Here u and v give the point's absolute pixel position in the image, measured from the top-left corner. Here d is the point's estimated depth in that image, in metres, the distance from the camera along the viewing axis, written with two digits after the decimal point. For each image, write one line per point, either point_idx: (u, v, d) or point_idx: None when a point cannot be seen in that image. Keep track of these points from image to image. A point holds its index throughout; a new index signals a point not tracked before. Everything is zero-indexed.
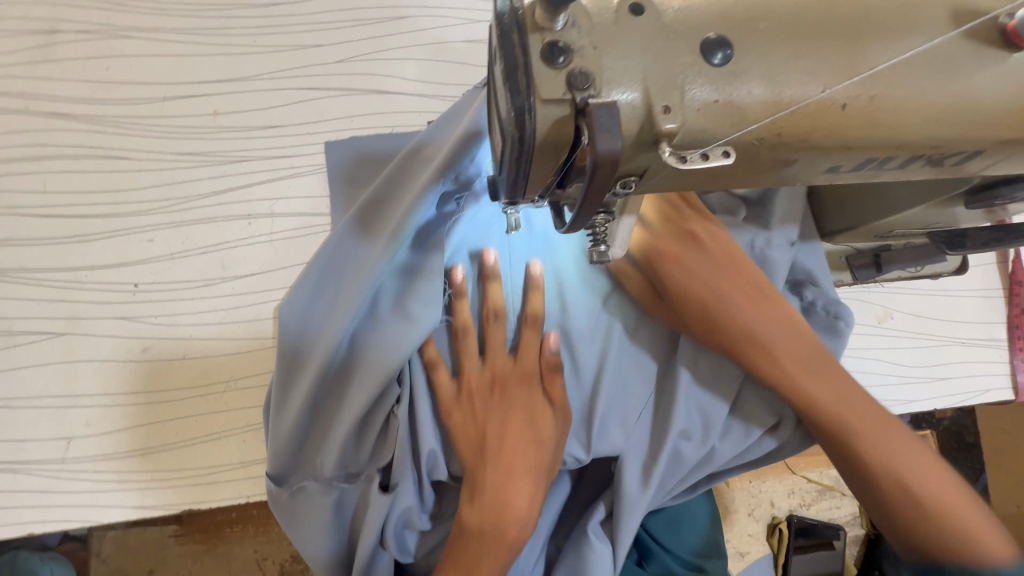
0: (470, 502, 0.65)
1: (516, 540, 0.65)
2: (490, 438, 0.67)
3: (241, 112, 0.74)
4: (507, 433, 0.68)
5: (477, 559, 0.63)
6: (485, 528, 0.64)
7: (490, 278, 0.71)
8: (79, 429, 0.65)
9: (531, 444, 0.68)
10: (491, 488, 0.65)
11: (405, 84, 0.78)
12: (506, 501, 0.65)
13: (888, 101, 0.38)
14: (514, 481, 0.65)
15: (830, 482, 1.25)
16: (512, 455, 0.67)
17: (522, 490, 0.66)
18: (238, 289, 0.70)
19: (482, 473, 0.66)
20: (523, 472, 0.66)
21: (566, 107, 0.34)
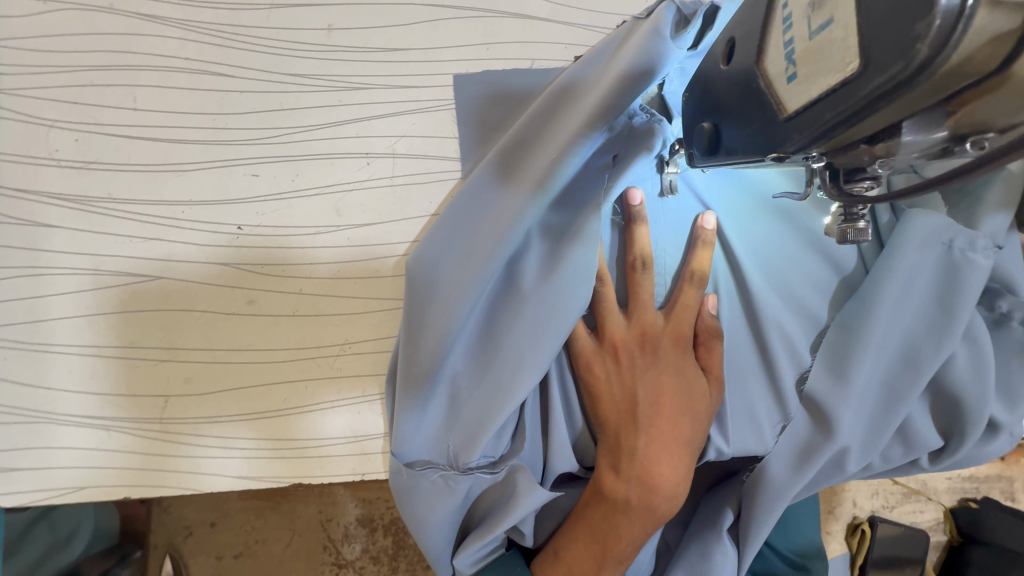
0: (614, 470, 0.56)
1: (663, 515, 0.55)
2: (640, 402, 0.57)
3: (360, 29, 0.62)
4: (662, 396, 0.57)
5: (616, 528, 0.55)
6: (628, 500, 0.55)
7: (636, 222, 0.60)
8: (177, 387, 0.58)
9: (688, 415, 0.56)
10: (641, 457, 0.55)
11: (550, 9, 0.65)
12: (655, 475, 0.54)
13: None
14: (667, 454, 0.55)
15: (916, 486, 1.18)
16: (667, 423, 0.56)
17: (676, 465, 0.55)
18: (353, 241, 0.61)
19: (629, 440, 0.56)
20: (678, 445, 0.55)
21: (1019, 20, 0.24)
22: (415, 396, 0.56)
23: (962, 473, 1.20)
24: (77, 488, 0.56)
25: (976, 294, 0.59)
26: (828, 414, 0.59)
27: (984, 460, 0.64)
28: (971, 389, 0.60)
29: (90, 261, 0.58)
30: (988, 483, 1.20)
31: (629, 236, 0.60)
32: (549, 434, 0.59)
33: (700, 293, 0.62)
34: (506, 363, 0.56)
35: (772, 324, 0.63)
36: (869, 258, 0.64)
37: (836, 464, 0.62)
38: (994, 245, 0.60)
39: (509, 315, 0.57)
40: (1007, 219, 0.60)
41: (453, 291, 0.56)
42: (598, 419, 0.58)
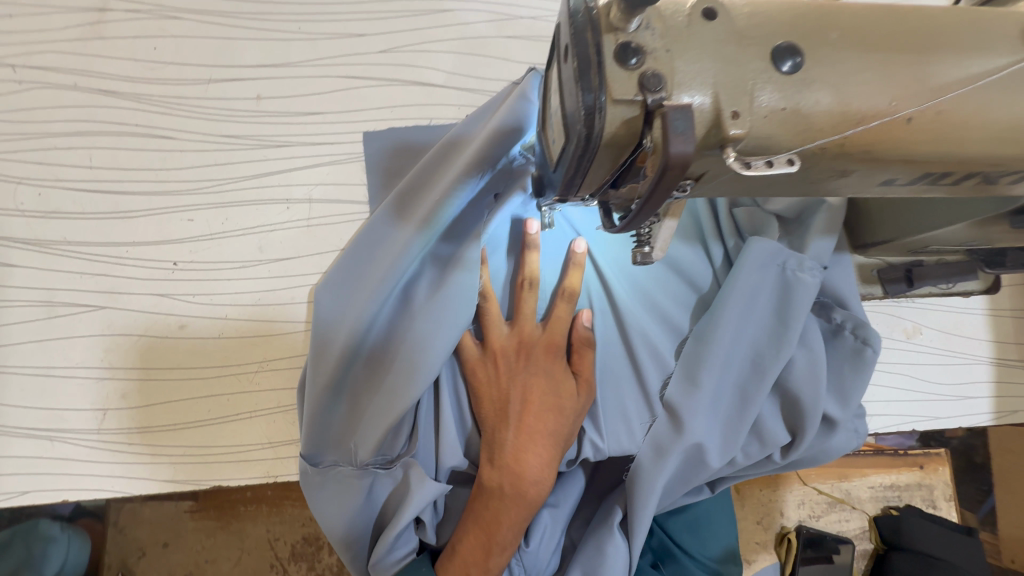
0: (490, 462, 0.65)
1: (534, 500, 0.64)
2: (512, 400, 0.66)
3: (285, 98, 0.75)
4: (530, 396, 0.66)
5: (496, 516, 0.63)
6: (502, 488, 0.63)
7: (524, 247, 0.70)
8: (114, 401, 0.66)
9: (555, 413, 0.65)
10: (512, 449, 0.64)
11: (445, 78, 0.78)
12: (524, 464, 0.63)
13: (951, 117, 0.38)
14: (533, 444, 0.64)
15: (841, 496, 1.25)
16: (536, 420, 0.65)
17: (540, 453, 0.64)
18: (274, 273, 0.71)
19: (502, 433, 0.65)
20: (546, 438, 0.65)
21: (637, 108, 0.34)
22: (318, 404, 0.65)
23: (884, 482, 1.26)
24: (20, 493, 0.64)
25: (807, 309, 0.70)
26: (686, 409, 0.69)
27: (829, 456, 0.72)
28: (807, 389, 0.70)
29: (45, 294, 0.68)
30: (909, 491, 1.26)
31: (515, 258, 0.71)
32: (441, 435, 0.67)
33: (573, 308, 0.71)
34: (398, 371, 0.65)
35: (637, 336, 0.72)
36: (722, 277, 0.74)
37: (698, 457, 0.70)
38: (818, 265, 0.71)
39: (402, 331, 0.67)
40: (830, 243, 0.72)
41: (353, 311, 0.66)
42: (481, 419, 0.67)
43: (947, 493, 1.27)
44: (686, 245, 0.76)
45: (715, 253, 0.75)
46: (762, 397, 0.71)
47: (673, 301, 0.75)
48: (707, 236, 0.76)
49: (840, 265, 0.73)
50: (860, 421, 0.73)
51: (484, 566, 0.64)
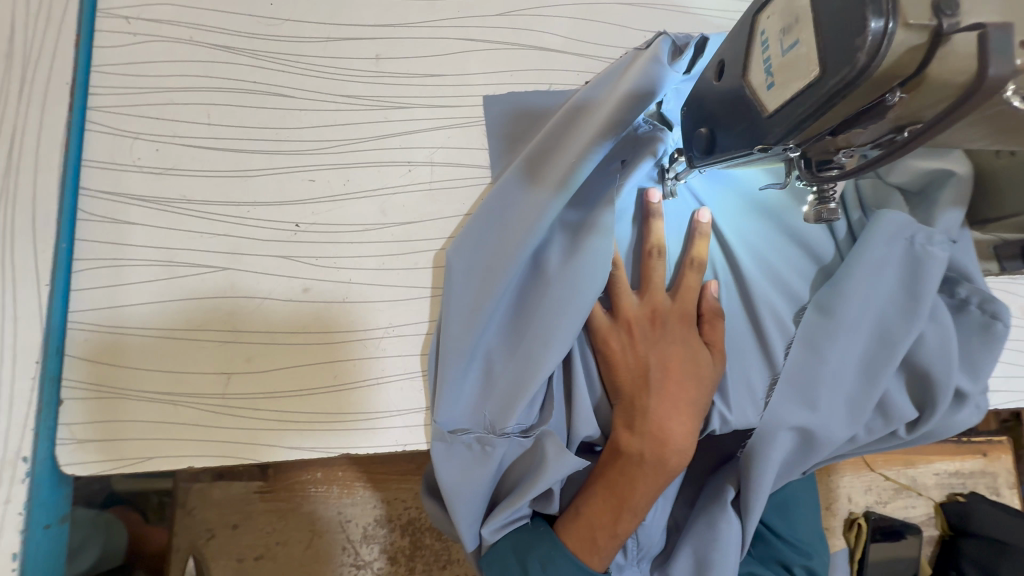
0: (628, 428, 0.63)
1: (673, 470, 0.62)
2: (651, 368, 0.64)
3: (403, 59, 0.73)
4: (669, 365, 0.64)
5: (633, 483, 0.62)
6: (642, 455, 0.62)
7: (653, 216, 0.69)
8: (239, 365, 0.64)
9: (695, 382, 0.64)
10: (654, 418, 0.62)
11: (563, 43, 0.77)
12: (667, 432, 0.61)
13: None
14: (676, 412, 0.62)
15: (906, 482, 1.25)
16: (677, 388, 0.63)
17: (683, 422, 0.62)
18: (397, 237, 0.69)
19: (641, 402, 0.63)
20: (688, 408, 0.62)
21: (926, 34, 0.33)
22: (454, 371, 0.63)
23: (948, 469, 1.27)
24: (144, 459, 0.61)
25: (937, 282, 0.69)
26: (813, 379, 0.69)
27: (954, 431, 0.71)
28: (939, 363, 0.68)
29: (165, 254, 0.65)
30: (973, 478, 1.27)
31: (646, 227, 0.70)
32: (575, 404, 0.66)
33: (701, 278, 0.70)
34: (534, 339, 0.64)
35: (762, 307, 0.71)
36: (844, 248, 0.74)
37: (824, 429, 0.69)
38: (947, 239, 0.70)
39: (536, 298, 0.65)
40: (959, 215, 0.71)
41: (487, 277, 0.65)
42: (615, 388, 0.65)
43: (1010, 480, 1.27)
44: None
45: (838, 225, 0.74)
46: (888, 371, 0.69)
47: (796, 273, 0.74)
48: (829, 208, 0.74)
49: (963, 240, 0.73)
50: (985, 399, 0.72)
51: (613, 531, 0.64)
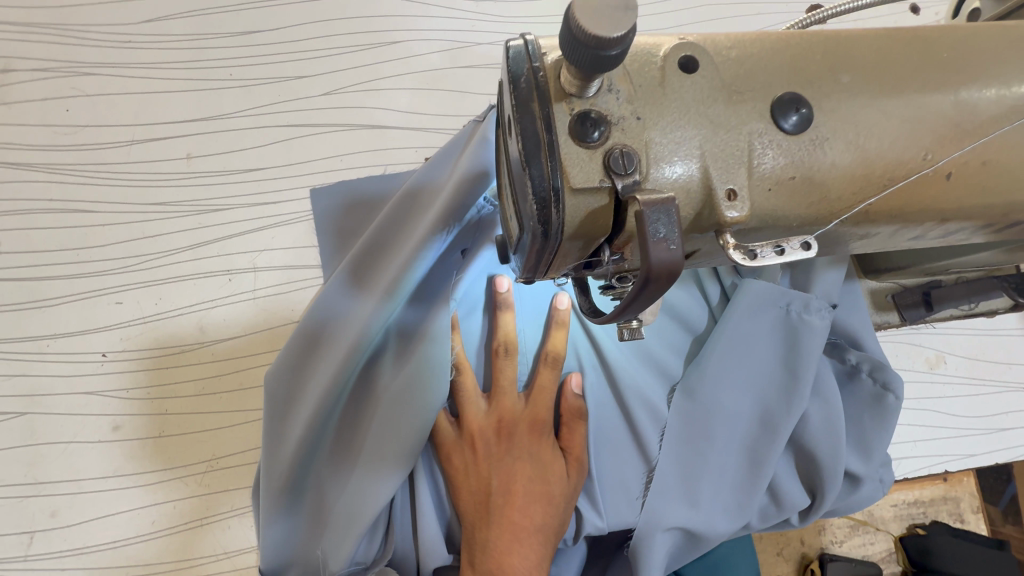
0: (470, 566, 0.55)
1: None
2: (493, 491, 0.57)
3: (218, 154, 0.67)
4: (513, 485, 0.57)
5: None
6: None
7: (501, 308, 0.63)
8: (42, 521, 0.58)
9: (543, 502, 0.57)
10: (495, 551, 0.54)
11: (399, 118, 0.70)
12: (509, 567, 0.53)
13: (1000, 162, 0.31)
14: (519, 544, 0.54)
15: (862, 517, 1.10)
16: (523, 513, 0.55)
17: (527, 554, 0.54)
18: (219, 355, 0.63)
19: (483, 533, 0.55)
20: (535, 534, 0.55)
21: (604, 196, 0.27)
22: (279, 507, 0.57)
23: (907, 498, 1.11)
24: None
25: (818, 354, 0.62)
26: (687, 469, 0.63)
27: (855, 510, 0.65)
28: (824, 443, 0.62)
29: None
30: (934, 506, 1.13)
31: (495, 321, 0.63)
32: (422, 528, 0.59)
33: (559, 375, 0.62)
34: (366, 462, 0.58)
35: (626, 392, 0.65)
36: (717, 314, 0.67)
37: (706, 527, 0.62)
38: (827, 304, 0.63)
39: (367, 416, 0.59)
40: (839, 276, 0.64)
41: (310, 398, 0.58)
42: (461, 514, 0.58)
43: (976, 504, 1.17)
44: (677, 285, 0.68)
45: (711, 291, 0.67)
46: (773, 454, 0.62)
47: (670, 347, 0.67)
48: (700, 273, 0.68)
49: (847, 299, 0.66)
50: (888, 473, 0.65)
51: None
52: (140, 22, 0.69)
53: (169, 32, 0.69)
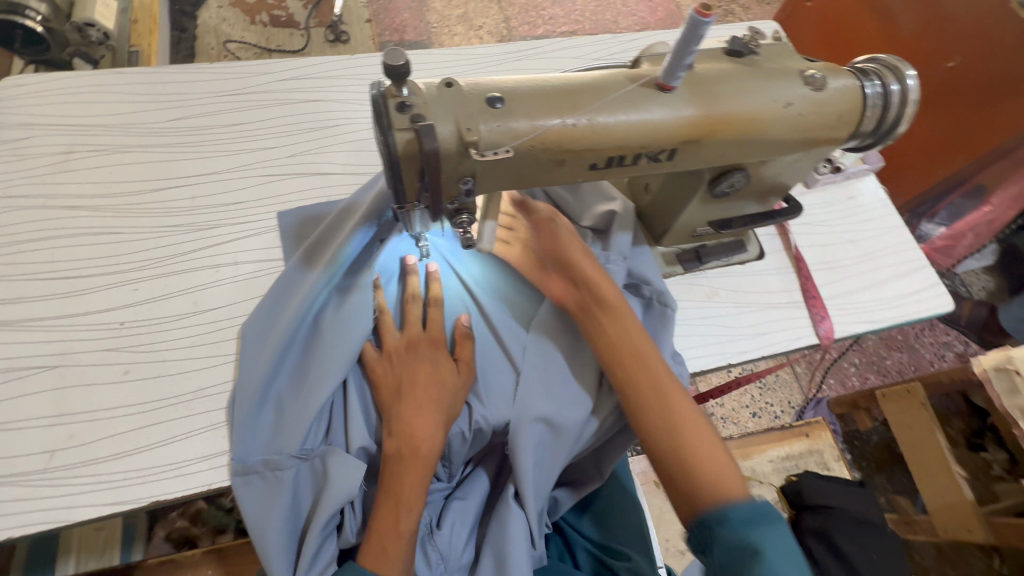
0: (389, 434, 0.80)
1: (429, 458, 0.78)
2: (403, 383, 0.83)
3: (213, 194, 0.99)
4: (417, 379, 0.83)
5: (399, 477, 0.77)
6: (400, 451, 0.78)
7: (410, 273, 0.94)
8: (63, 441, 0.78)
9: (439, 388, 0.84)
10: (404, 419, 0.80)
11: (338, 167, 1.05)
12: (412, 426, 0.79)
13: (602, 122, 0.69)
14: (420, 411, 0.81)
15: (748, 474, 1.44)
16: (424, 393, 0.82)
17: (426, 418, 0.80)
18: (206, 320, 0.89)
19: (397, 410, 0.81)
20: (432, 406, 0.82)
21: (411, 132, 0.61)
22: (250, 411, 0.81)
23: (780, 454, 1.47)
24: None
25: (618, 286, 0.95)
26: (543, 370, 0.90)
27: None
28: None
29: (7, 364, 0.82)
30: (803, 458, 1.46)
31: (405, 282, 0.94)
32: (352, 422, 0.82)
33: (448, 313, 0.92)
34: (312, 376, 0.83)
35: (499, 325, 0.95)
36: None
37: (562, 410, 0.88)
38: (621, 255, 0.98)
39: (314, 346, 0.86)
40: (627, 236, 0.99)
41: (273, 335, 0.85)
42: (382, 404, 0.83)
43: (835, 453, 1.46)
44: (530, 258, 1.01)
45: None
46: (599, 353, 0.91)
47: (529, 296, 0.98)
48: None
49: (640, 254, 1.01)
50: (683, 367, 0.95)
51: (395, 528, 0.74)
52: (163, 119, 1.04)
53: (183, 124, 1.04)
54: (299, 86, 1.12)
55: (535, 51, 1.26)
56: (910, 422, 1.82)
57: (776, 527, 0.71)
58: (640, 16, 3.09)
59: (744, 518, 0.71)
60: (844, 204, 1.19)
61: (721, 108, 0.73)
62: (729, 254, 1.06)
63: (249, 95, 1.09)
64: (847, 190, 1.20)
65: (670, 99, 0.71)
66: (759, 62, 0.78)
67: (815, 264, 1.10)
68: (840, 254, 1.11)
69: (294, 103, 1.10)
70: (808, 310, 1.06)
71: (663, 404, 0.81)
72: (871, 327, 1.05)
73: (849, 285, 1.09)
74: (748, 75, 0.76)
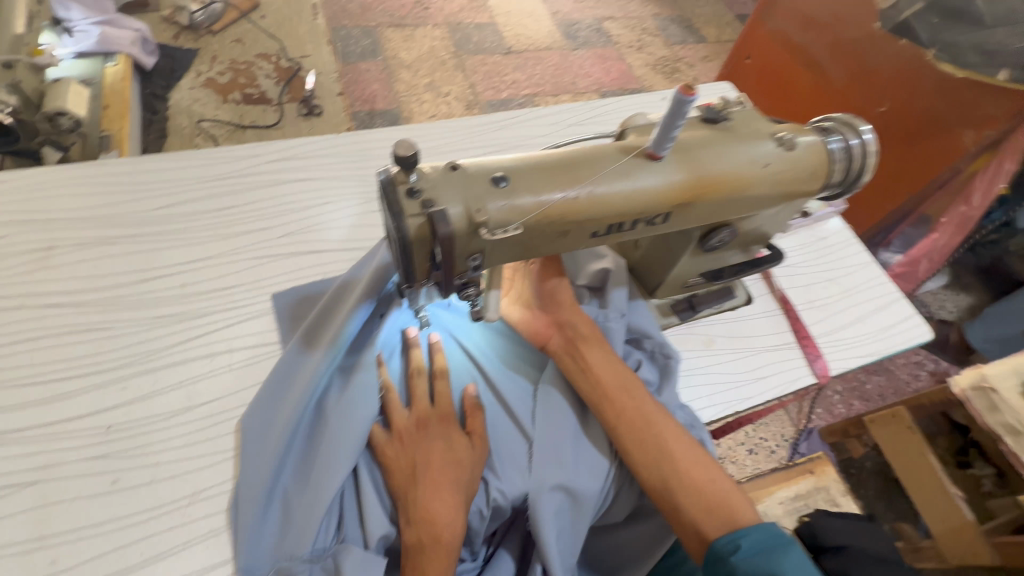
0: (408, 523, 0.76)
1: (451, 545, 0.74)
2: (417, 464, 0.80)
3: (204, 281, 0.97)
4: (431, 458, 0.80)
5: (422, 569, 0.72)
6: (421, 540, 0.74)
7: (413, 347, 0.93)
8: (43, 568, 0.71)
9: (455, 466, 0.80)
10: (422, 504, 0.76)
11: (332, 244, 1.05)
12: (432, 511, 0.76)
13: (600, 193, 0.72)
14: (438, 493, 0.77)
15: (760, 519, 1.42)
16: (440, 473, 0.79)
17: (445, 501, 0.77)
18: (201, 414, 0.85)
19: (413, 494, 0.78)
20: (450, 486, 0.78)
21: (423, 217, 0.63)
22: (254, 512, 0.76)
23: (789, 495, 1.46)
24: None
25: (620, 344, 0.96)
26: (558, 435, 0.89)
27: None
28: None
29: None
30: (811, 497, 1.45)
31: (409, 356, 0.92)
32: (365, 512, 0.78)
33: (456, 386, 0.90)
34: (319, 466, 0.79)
35: (507, 393, 0.93)
36: None
37: (581, 477, 0.86)
38: (621, 313, 0.99)
39: (319, 433, 0.82)
40: (624, 291, 1.01)
41: (276, 425, 0.82)
42: (396, 489, 0.79)
43: (840, 488, 1.46)
44: None
45: None
46: None
47: (534, 360, 0.98)
48: None
49: (637, 309, 1.02)
50: (694, 420, 0.95)
51: None
52: (150, 208, 1.03)
53: (171, 211, 1.03)
54: (288, 166, 1.13)
55: (515, 121, 1.33)
56: (900, 444, 1.86)
57: (793, 554, 0.72)
58: (596, 77, 3.33)
59: (757, 545, 0.73)
60: (817, 246, 1.26)
61: (707, 171, 0.78)
62: (720, 301, 1.10)
63: (237, 178, 1.10)
64: (817, 232, 1.27)
65: (661, 167, 0.75)
66: (734, 128, 0.84)
67: (800, 305, 1.15)
68: (821, 293, 1.17)
69: (284, 183, 1.11)
70: (802, 350, 1.09)
71: (657, 437, 0.83)
72: (865, 361, 1.08)
73: (835, 322, 1.13)
74: (727, 140, 0.82)
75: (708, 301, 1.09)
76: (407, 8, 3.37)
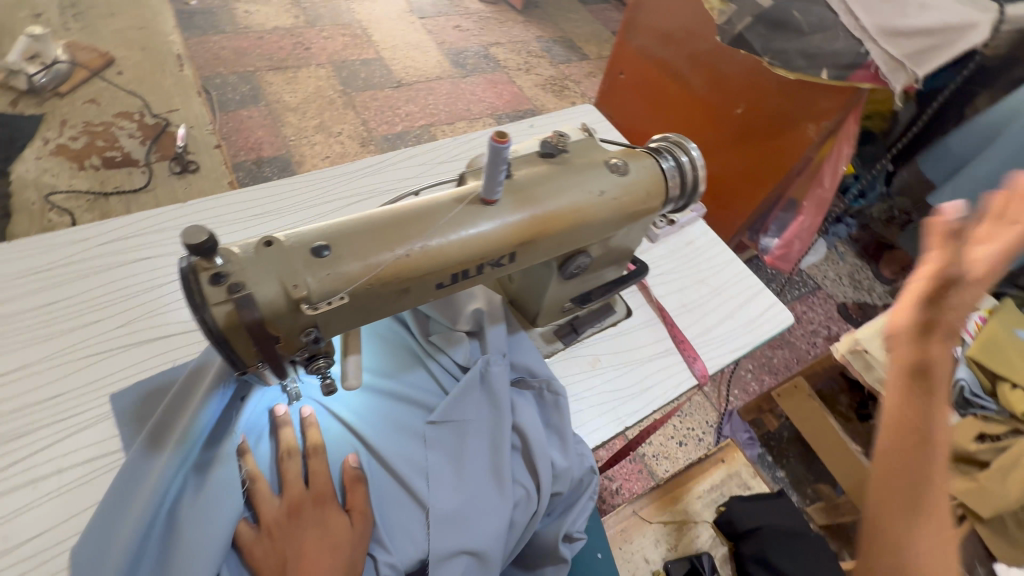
0: None
1: None
2: (288, 558, 0.74)
3: (24, 393, 0.85)
4: (303, 551, 0.75)
5: None
6: None
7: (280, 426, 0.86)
8: None
9: (331, 552, 0.75)
10: None
11: (182, 325, 0.96)
12: None
13: (435, 246, 0.71)
14: None
15: (683, 517, 1.44)
16: (314, 565, 0.73)
17: None
18: (25, 554, 0.73)
19: None
20: None
21: (230, 303, 0.58)
22: None
23: (705, 487, 1.50)
24: None
25: (504, 387, 0.94)
26: (446, 493, 0.86)
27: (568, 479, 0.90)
28: (533, 438, 0.91)
29: None
30: (726, 484, 1.52)
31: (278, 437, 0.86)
32: None
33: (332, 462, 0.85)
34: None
35: (391, 459, 0.89)
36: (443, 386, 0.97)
37: (474, 533, 0.83)
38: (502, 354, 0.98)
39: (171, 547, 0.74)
40: (503, 329, 1.00)
41: (114, 550, 0.71)
42: None
43: (750, 470, 1.54)
44: (412, 379, 0.98)
45: (434, 368, 0.99)
46: (504, 460, 0.89)
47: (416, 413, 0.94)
48: (423, 357, 1.00)
49: (519, 345, 1.02)
50: (584, 450, 0.95)
51: None
52: None
53: None
54: (125, 246, 1.03)
55: (383, 164, 1.30)
56: (805, 413, 1.99)
57: None
58: (489, 102, 3.39)
59: None
60: (686, 250, 1.33)
61: (545, 208, 0.80)
62: (599, 318, 1.13)
63: (62, 267, 0.98)
64: (685, 237, 1.35)
65: (497, 210, 0.76)
66: (570, 160, 0.87)
67: (675, 310, 1.21)
68: (693, 295, 1.24)
69: (120, 266, 1.00)
70: (682, 354, 1.13)
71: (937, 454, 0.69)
72: (738, 355, 1.15)
73: (708, 321, 1.20)
74: (563, 173, 0.84)
75: (587, 321, 1.12)
76: (286, 50, 3.26)
